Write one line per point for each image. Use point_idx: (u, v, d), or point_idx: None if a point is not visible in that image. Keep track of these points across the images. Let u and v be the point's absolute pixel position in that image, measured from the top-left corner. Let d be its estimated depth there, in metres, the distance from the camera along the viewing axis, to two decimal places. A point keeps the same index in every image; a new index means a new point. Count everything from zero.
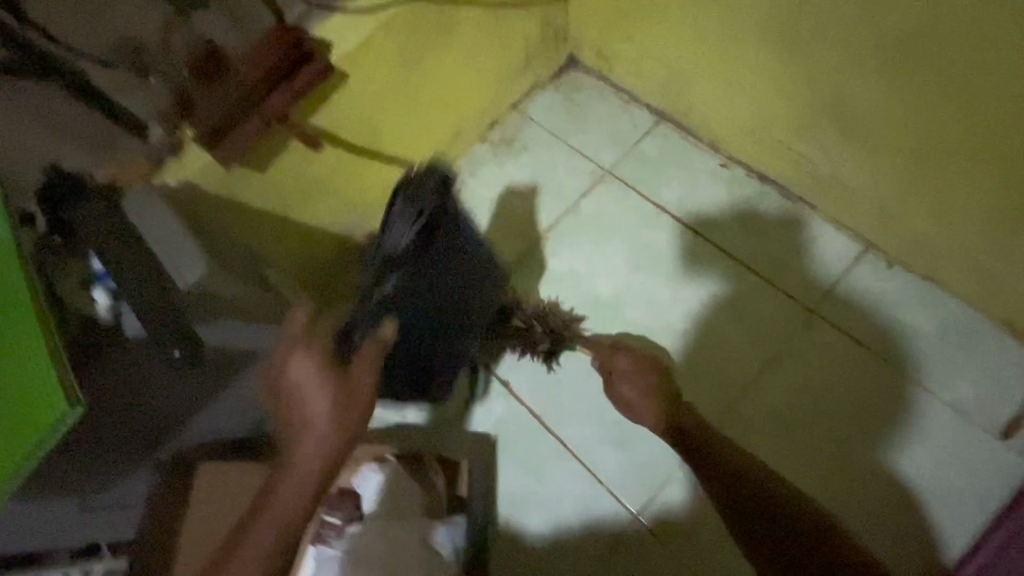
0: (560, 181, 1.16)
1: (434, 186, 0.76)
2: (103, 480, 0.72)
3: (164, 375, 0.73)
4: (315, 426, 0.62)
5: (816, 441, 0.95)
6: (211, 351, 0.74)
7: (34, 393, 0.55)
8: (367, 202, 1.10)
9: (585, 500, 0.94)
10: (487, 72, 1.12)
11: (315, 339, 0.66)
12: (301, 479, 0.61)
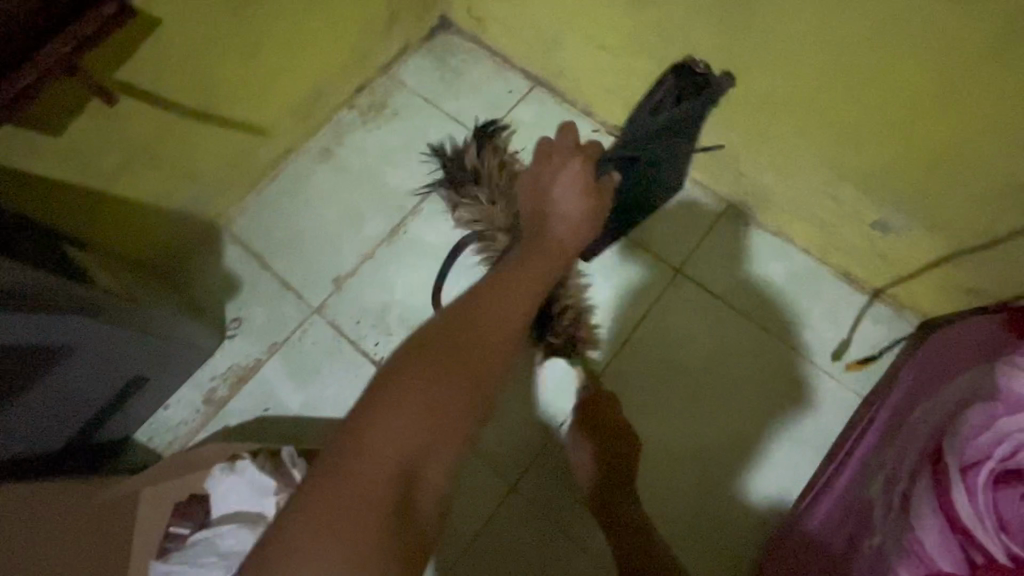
0: (431, 148, 1.10)
1: (693, 97, 0.79)
2: None
3: None
4: (571, 218, 0.64)
5: (680, 395, 0.97)
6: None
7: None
8: (211, 173, 0.97)
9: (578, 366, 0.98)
10: (342, 28, 1.02)
11: (569, 175, 0.66)
12: (548, 259, 0.60)
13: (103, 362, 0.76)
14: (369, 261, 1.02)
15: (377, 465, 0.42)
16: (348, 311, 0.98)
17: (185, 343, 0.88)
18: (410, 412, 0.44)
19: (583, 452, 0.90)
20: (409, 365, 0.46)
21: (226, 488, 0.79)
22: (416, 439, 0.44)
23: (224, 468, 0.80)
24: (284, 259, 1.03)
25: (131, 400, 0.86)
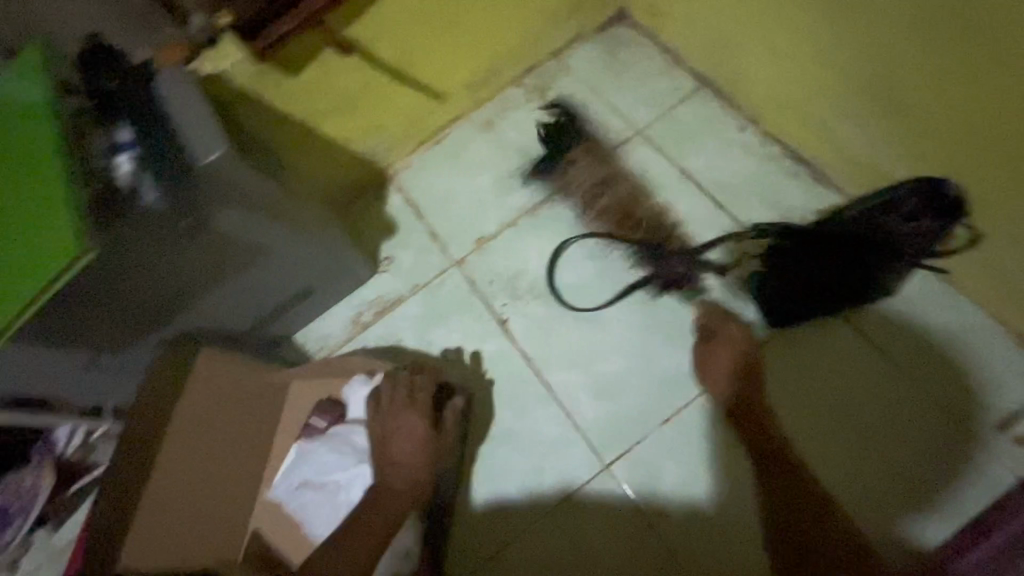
0: (587, 134, 1.15)
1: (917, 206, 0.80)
2: (115, 346, 0.80)
3: (182, 248, 0.73)
4: (417, 434, 0.88)
5: (805, 427, 0.91)
6: (218, 235, 0.75)
7: (60, 227, 0.59)
8: (392, 127, 1.10)
9: (724, 465, 0.90)
10: (528, 9, 1.09)
11: (406, 421, 0.88)
12: (394, 510, 0.82)
13: (293, 269, 0.92)
14: (510, 230, 1.09)
15: None
16: (484, 270, 1.07)
17: (348, 268, 1.02)
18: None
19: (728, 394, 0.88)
20: (357, 536, 0.80)
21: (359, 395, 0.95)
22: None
23: (361, 379, 0.96)
24: (436, 214, 1.13)
25: (296, 309, 1.01)
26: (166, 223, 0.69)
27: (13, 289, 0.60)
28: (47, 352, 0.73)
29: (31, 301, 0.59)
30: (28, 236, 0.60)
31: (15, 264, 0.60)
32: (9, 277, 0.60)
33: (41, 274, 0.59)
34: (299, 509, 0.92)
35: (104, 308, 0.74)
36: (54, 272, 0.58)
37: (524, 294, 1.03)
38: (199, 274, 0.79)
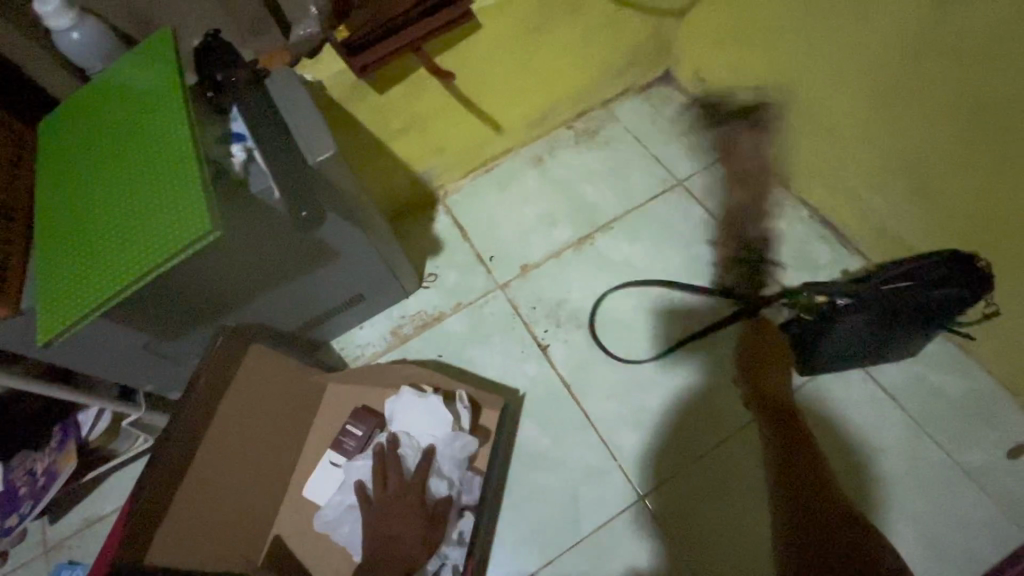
0: (631, 179, 1.22)
1: (961, 283, 0.81)
2: (178, 329, 0.81)
3: (280, 238, 0.77)
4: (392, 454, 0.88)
5: None
6: (315, 237, 0.81)
7: (181, 212, 0.60)
8: (452, 151, 1.16)
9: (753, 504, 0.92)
10: (592, 62, 1.18)
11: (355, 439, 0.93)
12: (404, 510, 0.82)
13: (355, 273, 0.94)
14: (554, 260, 1.14)
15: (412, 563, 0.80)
16: (528, 295, 1.11)
17: (400, 280, 1.05)
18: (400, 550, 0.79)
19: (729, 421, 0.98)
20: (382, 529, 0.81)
21: (411, 408, 0.91)
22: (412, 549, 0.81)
23: (412, 392, 0.92)
24: (483, 237, 1.18)
25: (344, 313, 1.02)
26: (261, 213, 0.73)
27: (119, 266, 0.60)
28: (119, 322, 0.73)
29: (137, 281, 0.59)
30: (145, 216, 0.62)
31: (129, 239, 0.61)
32: (119, 254, 0.61)
33: (154, 251, 0.59)
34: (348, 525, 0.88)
35: (182, 285, 0.75)
36: (168, 255, 0.59)
37: (566, 322, 1.07)
38: (279, 266, 0.82)
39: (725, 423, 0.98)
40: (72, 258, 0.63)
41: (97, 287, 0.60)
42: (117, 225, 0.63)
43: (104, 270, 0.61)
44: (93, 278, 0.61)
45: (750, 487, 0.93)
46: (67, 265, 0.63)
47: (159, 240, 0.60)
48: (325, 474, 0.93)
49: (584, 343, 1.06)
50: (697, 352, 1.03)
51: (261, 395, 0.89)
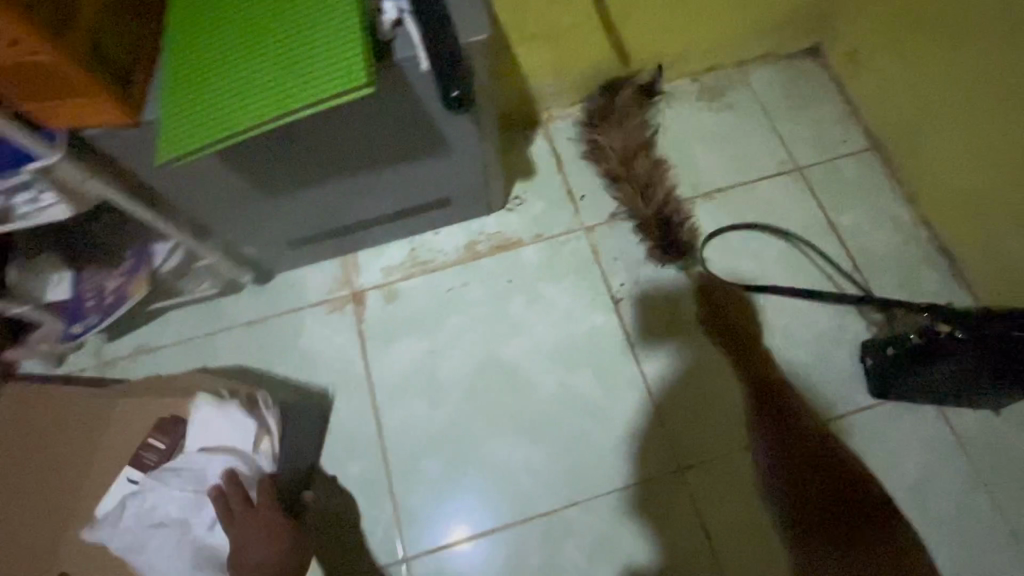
0: (747, 152, 1.14)
1: None
2: (274, 186, 0.78)
3: (403, 117, 0.72)
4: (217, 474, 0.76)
5: None
6: (438, 126, 0.76)
7: (333, 62, 0.56)
8: (570, 74, 1.08)
9: None
10: (744, 12, 1.07)
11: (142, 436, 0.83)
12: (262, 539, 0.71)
13: (454, 175, 0.90)
14: (647, 216, 1.08)
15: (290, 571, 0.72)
16: (610, 245, 1.06)
17: (487, 194, 1.00)
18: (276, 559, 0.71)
19: None
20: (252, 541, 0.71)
21: (205, 423, 0.80)
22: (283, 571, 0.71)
23: (206, 401, 0.81)
24: (579, 173, 1.12)
25: (426, 214, 0.99)
26: (393, 89, 0.66)
27: (258, 99, 0.57)
28: (222, 160, 0.70)
29: (272, 119, 0.56)
30: (293, 50, 0.58)
31: (272, 68, 0.58)
32: (258, 81, 0.57)
33: (297, 88, 0.56)
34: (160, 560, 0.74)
35: (293, 141, 0.71)
36: (313, 101, 0.55)
37: (645, 280, 1.03)
38: (388, 145, 0.77)
39: None
40: (201, 74, 0.59)
41: (230, 111, 0.57)
42: (259, 52, 0.59)
43: (240, 93, 0.58)
44: (225, 100, 0.58)
45: None
46: (196, 80, 0.59)
47: (306, 78, 0.56)
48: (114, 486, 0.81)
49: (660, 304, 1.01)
50: (772, 345, 0.98)
51: (33, 426, 0.88)
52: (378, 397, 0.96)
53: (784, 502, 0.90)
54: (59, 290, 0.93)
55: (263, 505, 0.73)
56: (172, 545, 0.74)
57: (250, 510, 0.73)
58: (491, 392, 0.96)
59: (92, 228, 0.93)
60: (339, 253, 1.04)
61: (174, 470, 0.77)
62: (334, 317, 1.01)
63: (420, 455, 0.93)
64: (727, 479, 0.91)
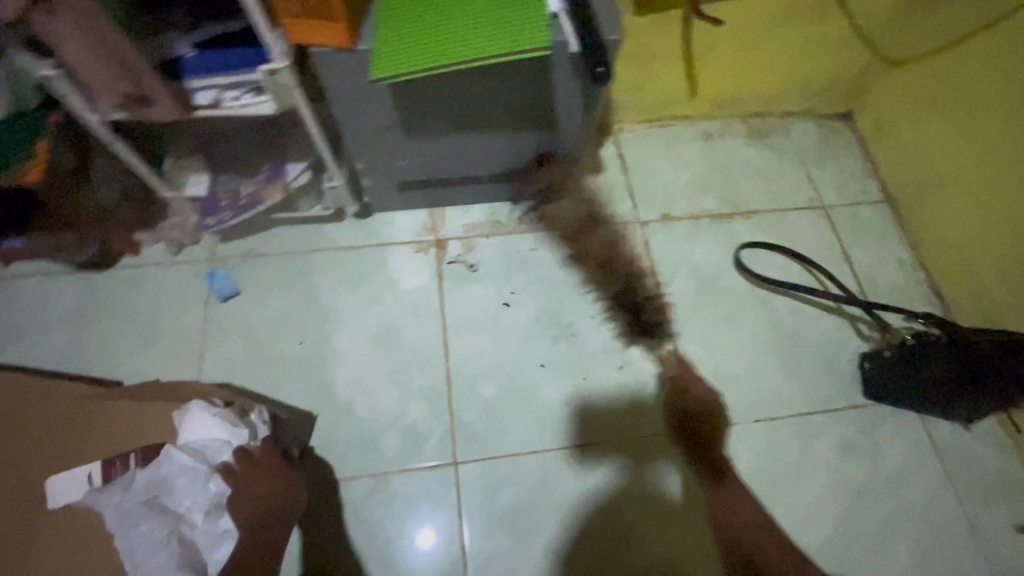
0: (782, 186, 1.33)
1: None
2: (414, 129, 0.95)
3: (538, 92, 0.90)
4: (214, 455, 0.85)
5: (855, 475, 1.05)
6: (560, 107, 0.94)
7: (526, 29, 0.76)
8: (646, 95, 1.28)
9: (787, 477, 1.04)
10: (796, 72, 1.29)
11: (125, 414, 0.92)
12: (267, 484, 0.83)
13: (550, 153, 1.08)
14: (693, 222, 1.26)
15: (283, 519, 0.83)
16: (660, 240, 1.23)
17: (567, 178, 1.18)
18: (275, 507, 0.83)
19: (793, 405, 1.10)
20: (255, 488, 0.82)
21: (199, 425, 0.86)
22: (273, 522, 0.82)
23: (199, 406, 0.88)
24: (640, 177, 1.31)
25: (514, 184, 1.17)
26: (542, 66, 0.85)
27: (463, 49, 0.75)
28: (387, 98, 0.87)
29: (476, 61, 0.75)
30: (489, 20, 0.77)
31: (473, 30, 0.76)
32: (461, 37, 0.76)
33: (494, 47, 0.75)
34: (147, 544, 0.83)
35: (448, 94, 0.87)
36: (511, 52, 0.75)
37: (686, 273, 1.20)
38: (514, 114, 0.95)
39: (788, 407, 1.10)
40: (413, 25, 0.78)
41: (437, 53, 0.75)
42: (461, 17, 0.78)
43: (445, 43, 0.76)
44: (433, 45, 0.76)
45: (789, 461, 1.05)
46: (409, 29, 0.77)
47: (501, 40, 0.75)
48: (75, 480, 0.87)
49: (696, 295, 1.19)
50: (786, 343, 1.15)
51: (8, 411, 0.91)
52: (448, 327, 1.11)
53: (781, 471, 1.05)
54: (195, 185, 1.08)
55: (266, 457, 0.86)
56: (163, 534, 0.83)
57: (256, 462, 0.84)
58: (545, 339, 1.11)
59: (235, 142, 1.10)
60: (432, 204, 1.20)
61: (161, 475, 0.85)
62: (419, 256, 1.17)
63: (478, 380, 1.07)
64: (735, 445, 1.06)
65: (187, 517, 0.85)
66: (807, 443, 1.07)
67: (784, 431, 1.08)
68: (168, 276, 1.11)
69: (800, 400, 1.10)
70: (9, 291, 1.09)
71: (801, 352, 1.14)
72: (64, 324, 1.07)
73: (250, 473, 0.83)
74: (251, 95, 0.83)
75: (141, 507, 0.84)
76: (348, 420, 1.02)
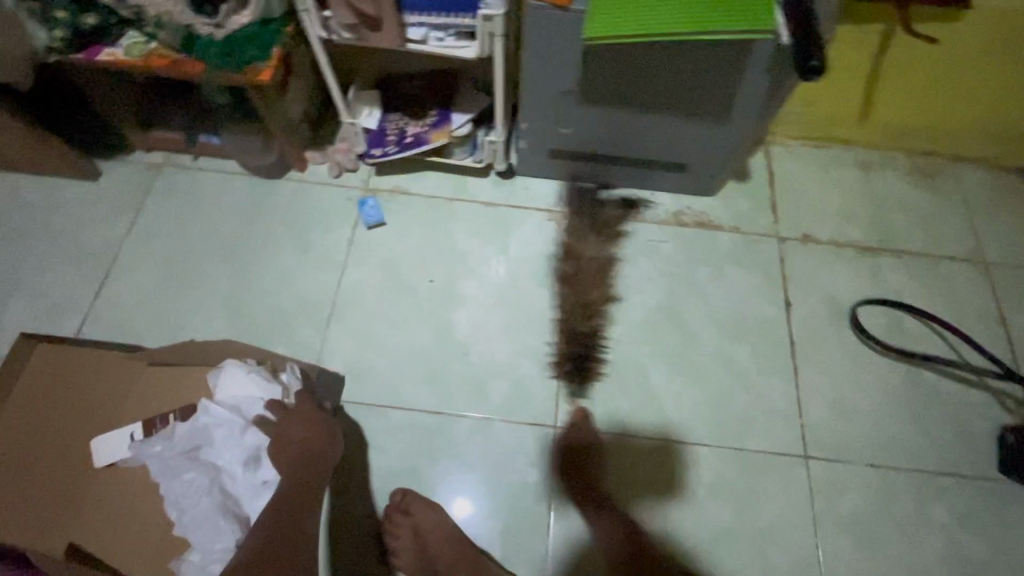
0: (942, 232, 1.24)
1: None
2: (591, 97, 0.97)
3: (726, 81, 0.90)
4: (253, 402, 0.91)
5: (973, 547, 0.97)
6: (742, 102, 0.94)
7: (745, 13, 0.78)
8: (811, 110, 1.24)
9: (896, 530, 0.98)
10: (987, 113, 1.20)
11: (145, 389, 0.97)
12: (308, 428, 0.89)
13: (708, 148, 1.07)
14: (835, 248, 1.20)
15: (318, 471, 0.89)
16: (796, 259, 1.18)
17: (713, 177, 1.16)
18: (311, 461, 0.88)
19: (913, 458, 1.03)
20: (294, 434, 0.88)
21: (233, 383, 0.93)
22: (308, 476, 0.87)
23: (234, 365, 0.95)
24: (785, 192, 1.26)
25: (658, 173, 1.17)
26: (743, 54, 0.85)
27: (679, 21, 0.77)
28: (578, 61, 0.89)
29: (687, 34, 0.77)
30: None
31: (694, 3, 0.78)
32: (681, 8, 0.78)
33: (710, 24, 0.77)
34: (189, 493, 0.88)
35: (638, 65, 0.89)
36: (724, 30, 0.77)
37: (819, 298, 1.15)
38: (692, 100, 0.95)
39: (908, 458, 1.03)
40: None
41: (655, 21, 0.77)
42: None
43: (663, 11, 0.78)
44: (651, 12, 0.78)
45: (901, 515, 0.99)
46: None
47: (718, 20, 0.77)
48: (116, 440, 0.92)
49: (827, 322, 1.13)
50: (916, 393, 1.08)
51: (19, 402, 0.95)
52: (569, 298, 1.13)
53: (891, 524, 0.98)
54: (368, 118, 1.16)
55: (299, 410, 0.91)
56: (205, 482, 0.89)
57: (290, 413, 0.90)
58: (661, 331, 1.11)
59: (409, 84, 1.17)
60: (573, 178, 1.22)
61: (200, 427, 0.91)
62: (552, 225, 1.19)
63: (588, 355, 1.08)
64: (843, 483, 1.00)
65: (229, 467, 0.91)
66: (923, 502, 1.00)
67: (900, 482, 1.01)
68: (324, 195, 1.20)
69: (921, 455, 1.03)
70: (191, 179, 1.21)
71: (931, 406, 1.07)
72: (156, 266, 1.14)
73: (286, 420, 0.89)
74: (454, 38, 0.89)
75: (179, 461, 0.90)
76: (462, 362, 1.07)
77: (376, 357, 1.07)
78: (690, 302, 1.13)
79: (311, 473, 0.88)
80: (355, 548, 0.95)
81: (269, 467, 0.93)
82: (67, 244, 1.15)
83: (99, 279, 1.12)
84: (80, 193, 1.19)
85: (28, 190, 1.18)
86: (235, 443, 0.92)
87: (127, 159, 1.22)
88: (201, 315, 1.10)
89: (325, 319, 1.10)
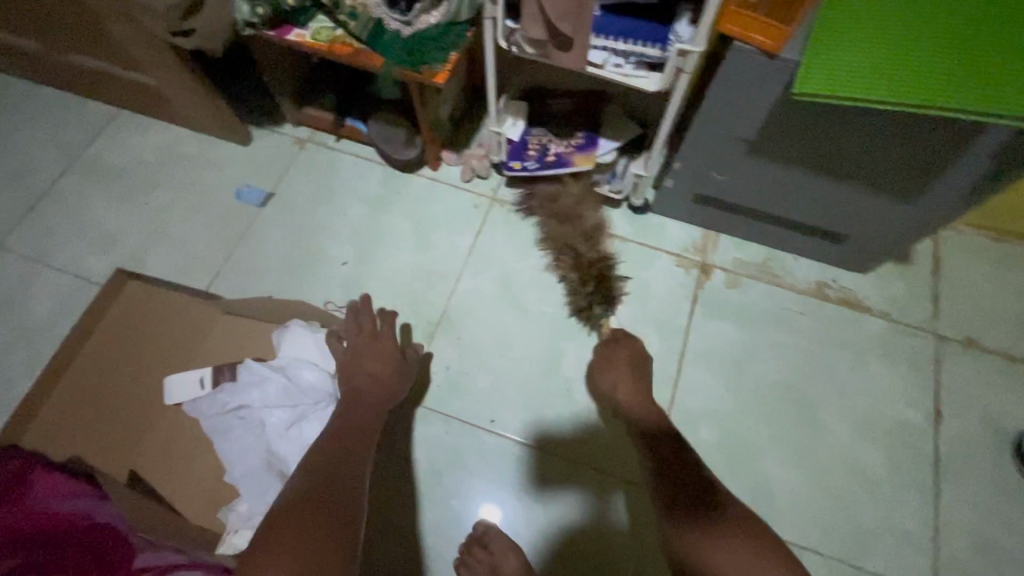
0: None
1: None
2: (761, 152, 0.90)
3: (930, 163, 0.81)
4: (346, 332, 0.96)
5: None
6: (941, 188, 0.84)
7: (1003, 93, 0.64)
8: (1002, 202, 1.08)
9: None
10: None
11: (219, 336, 1.01)
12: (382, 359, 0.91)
13: (878, 225, 0.97)
14: (1003, 361, 1.04)
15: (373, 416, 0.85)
16: (953, 363, 1.04)
17: (872, 255, 1.05)
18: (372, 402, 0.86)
19: None
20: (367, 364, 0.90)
21: (295, 340, 0.96)
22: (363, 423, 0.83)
23: (299, 325, 0.98)
24: (951, 286, 1.11)
25: (810, 239, 1.07)
26: (964, 141, 0.75)
27: (903, 91, 0.67)
28: (765, 114, 0.83)
29: (917, 105, 0.67)
30: (956, 72, 0.66)
31: (928, 76, 0.67)
32: (910, 76, 0.68)
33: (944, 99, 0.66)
34: (238, 447, 0.90)
35: (830, 130, 0.81)
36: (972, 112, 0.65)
37: (974, 415, 1.00)
38: (878, 174, 0.86)
39: None
40: (857, 48, 0.71)
41: (872, 87, 0.69)
42: (919, 58, 0.68)
43: (885, 78, 0.69)
44: (869, 78, 0.69)
45: None
46: (850, 52, 0.71)
47: (959, 98, 0.65)
48: (191, 382, 0.96)
49: (981, 446, 0.98)
50: None
51: (108, 336, 1.00)
52: (685, 353, 1.05)
53: None
54: (512, 128, 1.10)
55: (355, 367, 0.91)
56: (252, 438, 0.91)
57: (377, 337, 0.93)
58: (783, 412, 1.01)
59: (558, 99, 1.12)
60: (710, 226, 1.14)
61: (261, 379, 0.93)
62: (681, 272, 1.12)
63: (697, 421, 1.00)
64: None
65: (273, 428, 0.91)
66: None
67: None
68: (453, 198, 1.19)
69: None
70: (331, 159, 1.24)
71: None
72: (282, 234, 1.17)
73: (369, 346, 0.92)
74: (633, 66, 0.85)
75: (229, 417, 0.92)
76: (563, 398, 1.03)
77: (477, 374, 1.04)
78: (819, 386, 1.02)
79: (366, 421, 0.83)
80: (425, 566, 0.93)
81: (311, 429, 0.91)
82: (212, 199, 1.21)
83: (233, 241, 1.17)
84: (230, 154, 1.25)
85: (188, 144, 1.26)
86: (281, 403, 0.92)
87: (277, 130, 1.27)
88: (317, 294, 1.12)
89: (434, 324, 1.08)
